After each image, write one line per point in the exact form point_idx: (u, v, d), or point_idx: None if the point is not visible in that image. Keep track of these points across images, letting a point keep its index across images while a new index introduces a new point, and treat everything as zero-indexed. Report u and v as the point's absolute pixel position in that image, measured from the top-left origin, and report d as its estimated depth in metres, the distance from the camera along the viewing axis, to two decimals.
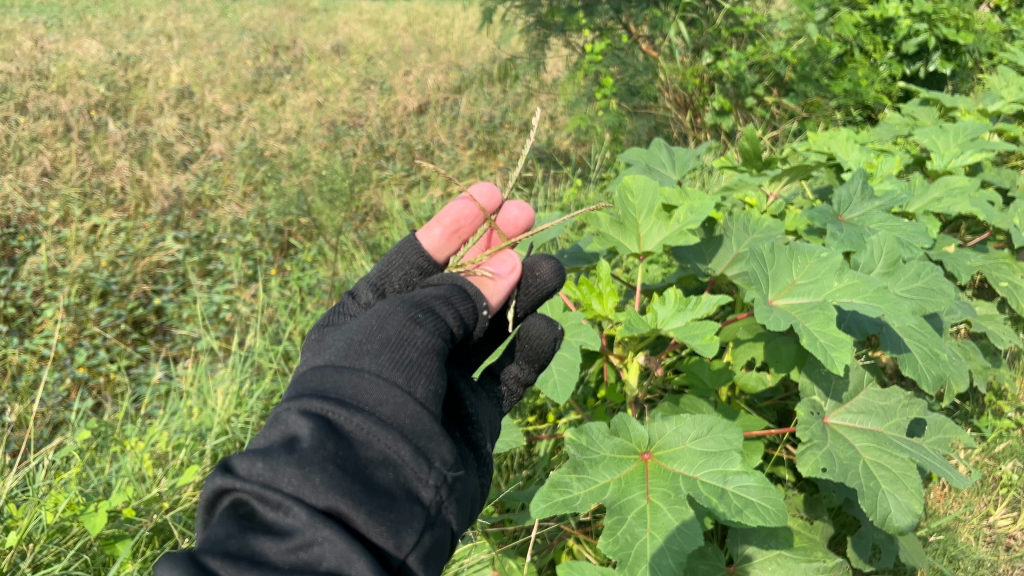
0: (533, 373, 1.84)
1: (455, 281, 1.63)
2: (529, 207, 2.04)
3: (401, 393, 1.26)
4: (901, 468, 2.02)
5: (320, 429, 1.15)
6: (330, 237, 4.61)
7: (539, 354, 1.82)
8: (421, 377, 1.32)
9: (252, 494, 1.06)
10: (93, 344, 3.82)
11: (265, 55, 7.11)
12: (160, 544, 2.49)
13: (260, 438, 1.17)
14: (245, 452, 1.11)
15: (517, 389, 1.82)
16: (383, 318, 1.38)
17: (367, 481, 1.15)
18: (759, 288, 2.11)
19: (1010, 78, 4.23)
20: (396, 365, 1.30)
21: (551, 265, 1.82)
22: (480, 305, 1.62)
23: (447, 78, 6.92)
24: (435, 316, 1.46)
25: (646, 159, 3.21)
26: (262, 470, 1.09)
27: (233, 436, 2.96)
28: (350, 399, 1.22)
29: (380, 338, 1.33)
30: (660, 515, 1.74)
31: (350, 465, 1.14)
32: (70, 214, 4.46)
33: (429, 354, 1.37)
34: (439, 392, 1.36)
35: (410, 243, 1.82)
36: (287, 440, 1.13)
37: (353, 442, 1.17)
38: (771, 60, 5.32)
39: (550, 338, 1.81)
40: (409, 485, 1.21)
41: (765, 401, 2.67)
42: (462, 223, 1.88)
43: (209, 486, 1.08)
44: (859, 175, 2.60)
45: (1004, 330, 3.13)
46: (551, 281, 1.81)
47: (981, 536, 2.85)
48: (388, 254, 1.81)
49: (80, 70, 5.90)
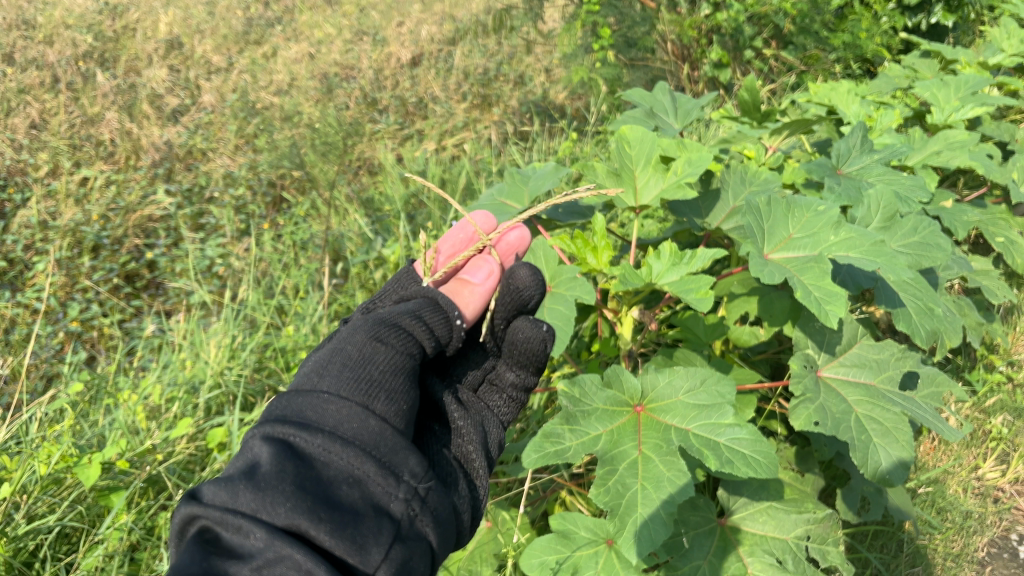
0: (532, 377, 1.81)
1: (427, 294, 1.62)
2: (530, 237, 1.94)
3: (360, 409, 1.27)
4: (892, 422, 2.03)
5: (280, 451, 1.16)
6: (323, 191, 4.54)
7: (530, 357, 1.76)
8: (381, 394, 1.33)
9: (214, 519, 1.05)
10: (86, 299, 3.80)
11: (256, 5, 6.95)
12: (154, 495, 2.51)
13: (227, 467, 1.18)
14: (207, 481, 1.12)
15: (517, 395, 1.83)
16: (344, 341, 1.40)
17: (329, 498, 1.15)
18: (755, 241, 2.08)
19: (1012, 30, 4.18)
20: (356, 384, 1.32)
21: (529, 272, 1.76)
22: (452, 315, 1.60)
23: (441, 29, 6.76)
24: (401, 331, 1.47)
25: (649, 103, 3.16)
26: (224, 496, 1.08)
27: (226, 390, 2.97)
28: (312, 421, 1.23)
29: (341, 359, 1.35)
30: (651, 466, 1.75)
31: (312, 483, 1.15)
32: (60, 166, 4.39)
33: (391, 371, 1.38)
34: (403, 409, 1.37)
35: (405, 273, 1.89)
36: (248, 465, 1.14)
37: (315, 462, 1.19)
38: (770, 12, 5.17)
39: (538, 340, 1.73)
40: (377, 501, 1.22)
41: (759, 353, 2.67)
42: (456, 251, 1.93)
43: (176, 517, 1.08)
44: (859, 129, 2.56)
45: (999, 286, 3.14)
46: (529, 287, 1.75)
47: (969, 489, 2.89)
48: (385, 286, 1.88)
49: (67, 19, 5.76)
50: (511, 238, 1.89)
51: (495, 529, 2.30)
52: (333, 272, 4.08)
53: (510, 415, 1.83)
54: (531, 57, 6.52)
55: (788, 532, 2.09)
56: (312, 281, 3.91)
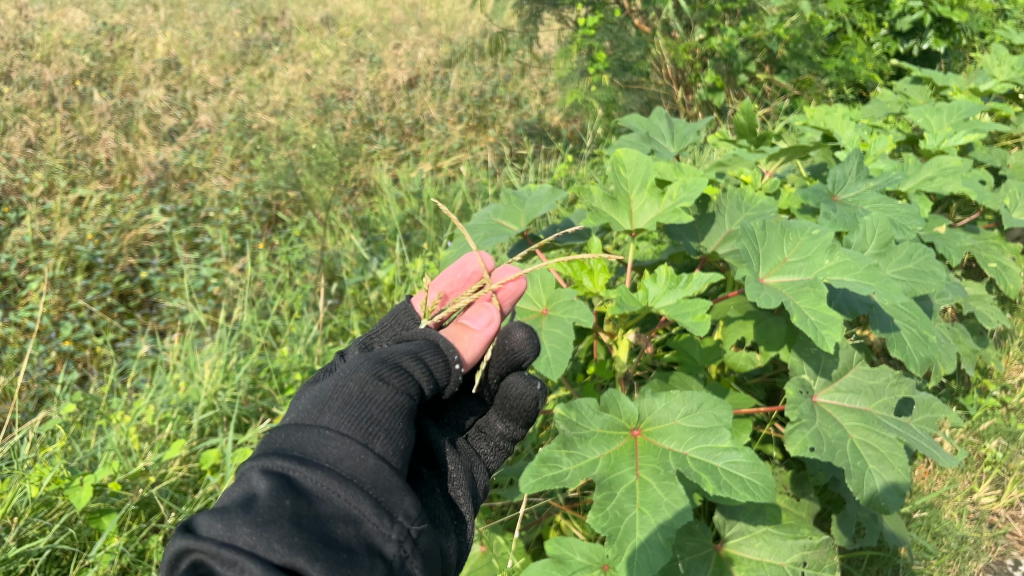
0: (520, 430, 1.83)
1: (428, 336, 1.60)
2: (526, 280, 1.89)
3: (361, 448, 1.27)
4: (889, 447, 2.03)
5: (279, 486, 1.16)
6: (318, 212, 4.59)
7: (521, 413, 1.78)
8: (381, 433, 1.33)
9: (209, 553, 1.03)
10: (79, 318, 3.78)
11: (253, 27, 7.06)
12: (146, 518, 2.50)
13: (220, 498, 1.16)
14: (202, 511, 1.09)
15: (504, 444, 1.83)
16: (346, 376, 1.40)
17: (325, 536, 1.14)
18: (750, 266, 2.09)
19: (1003, 56, 4.21)
20: (356, 422, 1.31)
21: (524, 333, 1.77)
22: (452, 358, 1.58)
23: (438, 51, 6.86)
24: (403, 370, 1.46)
25: (646, 128, 3.18)
26: (220, 529, 1.06)
27: (221, 411, 2.96)
28: (311, 457, 1.23)
29: (342, 396, 1.35)
30: (649, 491, 1.74)
31: (309, 521, 1.14)
32: (56, 185, 4.38)
33: (392, 410, 1.38)
34: (401, 448, 1.36)
35: (403, 308, 1.90)
36: (245, 497, 1.13)
37: (313, 498, 1.18)
38: (763, 36, 5.27)
39: (530, 398, 1.75)
40: (371, 540, 1.21)
41: (754, 378, 2.67)
42: (455, 290, 1.95)
43: (169, 548, 1.04)
44: (854, 156, 2.58)
45: (993, 311, 3.16)
46: (523, 348, 1.76)
47: (964, 513, 2.88)
48: (383, 320, 1.89)
49: (65, 39, 5.79)
50: (510, 285, 1.84)
51: (490, 554, 2.29)
52: (328, 292, 4.09)
53: (496, 463, 1.83)
54: (527, 79, 6.57)
55: (784, 557, 2.08)
56: (307, 301, 3.92)
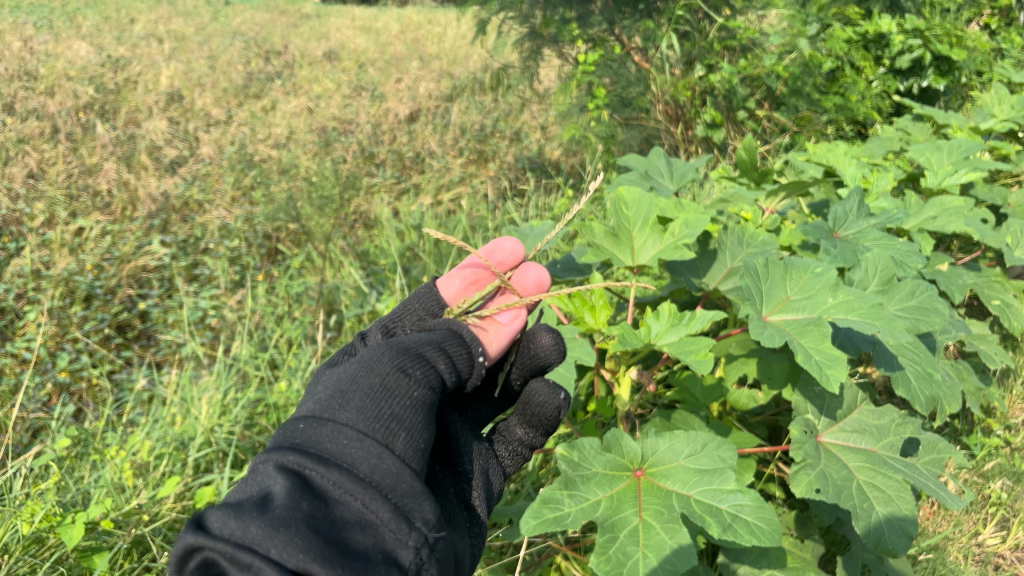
0: (540, 438, 1.75)
1: (452, 327, 1.64)
2: (549, 277, 1.86)
3: (381, 447, 1.25)
4: (895, 489, 2.00)
5: (295, 486, 1.13)
6: (318, 244, 4.62)
7: (541, 421, 1.71)
8: (401, 432, 1.32)
9: (224, 553, 1.00)
10: (76, 349, 3.72)
11: (256, 60, 7.15)
12: (138, 557, 2.45)
13: (233, 493, 1.14)
14: (215, 507, 1.07)
15: (523, 450, 1.77)
16: (369, 366, 1.38)
17: (342, 543, 1.12)
18: (754, 304, 2.07)
19: (1004, 95, 4.24)
20: (377, 419, 1.30)
21: (551, 338, 1.70)
22: (475, 351, 1.62)
23: (438, 86, 6.96)
24: (424, 362, 1.46)
25: (645, 166, 3.19)
26: (233, 527, 1.04)
27: (217, 447, 2.92)
28: (331, 456, 1.21)
29: (364, 388, 1.34)
30: (652, 533, 1.71)
31: (325, 525, 1.12)
32: (56, 216, 4.35)
33: (413, 406, 1.36)
34: (422, 448, 1.35)
35: (427, 291, 1.86)
36: (260, 496, 1.11)
37: (329, 501, 1.16)
38: (762, 74, 5.33)
39: (552, 407, 1.68)
40: (387, 547, 1.19)
41: (756, 416, 2.65)
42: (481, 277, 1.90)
43: (181, 543, 1.02)
44: (855, 193, 2.58)
45: (997, 350, 3.12)
46: (548, 354, 1.69)
47: (970, 555, 2.84)
48: (405, 301, 1.84)
49: (69, 71, 5.85)
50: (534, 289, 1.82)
51: None
52: (327, 325, 4.09)
53: (513, 467, 1.77)
54: (527, 114, 6.63)
55: None
56: (306, 334, 3.89)
